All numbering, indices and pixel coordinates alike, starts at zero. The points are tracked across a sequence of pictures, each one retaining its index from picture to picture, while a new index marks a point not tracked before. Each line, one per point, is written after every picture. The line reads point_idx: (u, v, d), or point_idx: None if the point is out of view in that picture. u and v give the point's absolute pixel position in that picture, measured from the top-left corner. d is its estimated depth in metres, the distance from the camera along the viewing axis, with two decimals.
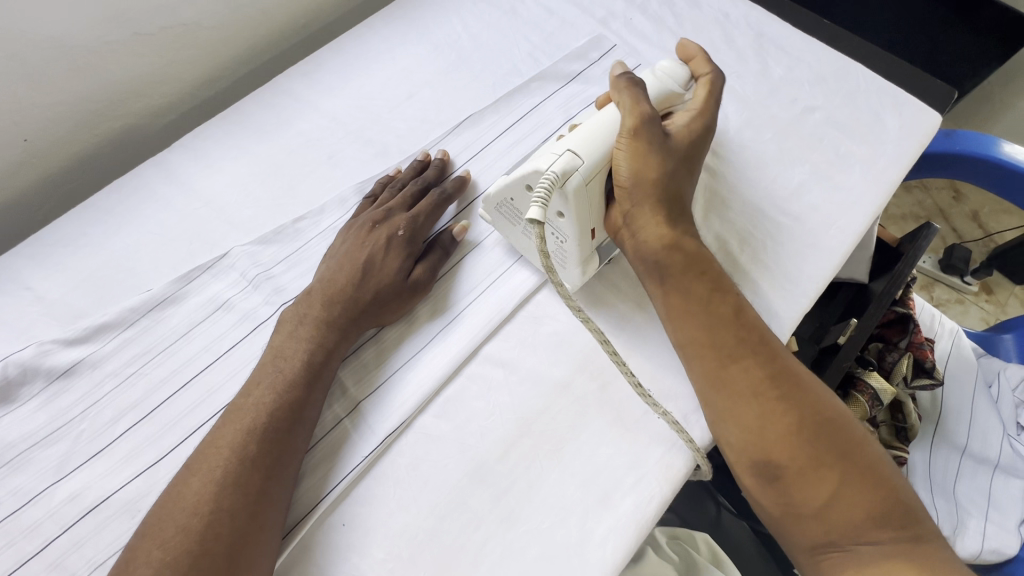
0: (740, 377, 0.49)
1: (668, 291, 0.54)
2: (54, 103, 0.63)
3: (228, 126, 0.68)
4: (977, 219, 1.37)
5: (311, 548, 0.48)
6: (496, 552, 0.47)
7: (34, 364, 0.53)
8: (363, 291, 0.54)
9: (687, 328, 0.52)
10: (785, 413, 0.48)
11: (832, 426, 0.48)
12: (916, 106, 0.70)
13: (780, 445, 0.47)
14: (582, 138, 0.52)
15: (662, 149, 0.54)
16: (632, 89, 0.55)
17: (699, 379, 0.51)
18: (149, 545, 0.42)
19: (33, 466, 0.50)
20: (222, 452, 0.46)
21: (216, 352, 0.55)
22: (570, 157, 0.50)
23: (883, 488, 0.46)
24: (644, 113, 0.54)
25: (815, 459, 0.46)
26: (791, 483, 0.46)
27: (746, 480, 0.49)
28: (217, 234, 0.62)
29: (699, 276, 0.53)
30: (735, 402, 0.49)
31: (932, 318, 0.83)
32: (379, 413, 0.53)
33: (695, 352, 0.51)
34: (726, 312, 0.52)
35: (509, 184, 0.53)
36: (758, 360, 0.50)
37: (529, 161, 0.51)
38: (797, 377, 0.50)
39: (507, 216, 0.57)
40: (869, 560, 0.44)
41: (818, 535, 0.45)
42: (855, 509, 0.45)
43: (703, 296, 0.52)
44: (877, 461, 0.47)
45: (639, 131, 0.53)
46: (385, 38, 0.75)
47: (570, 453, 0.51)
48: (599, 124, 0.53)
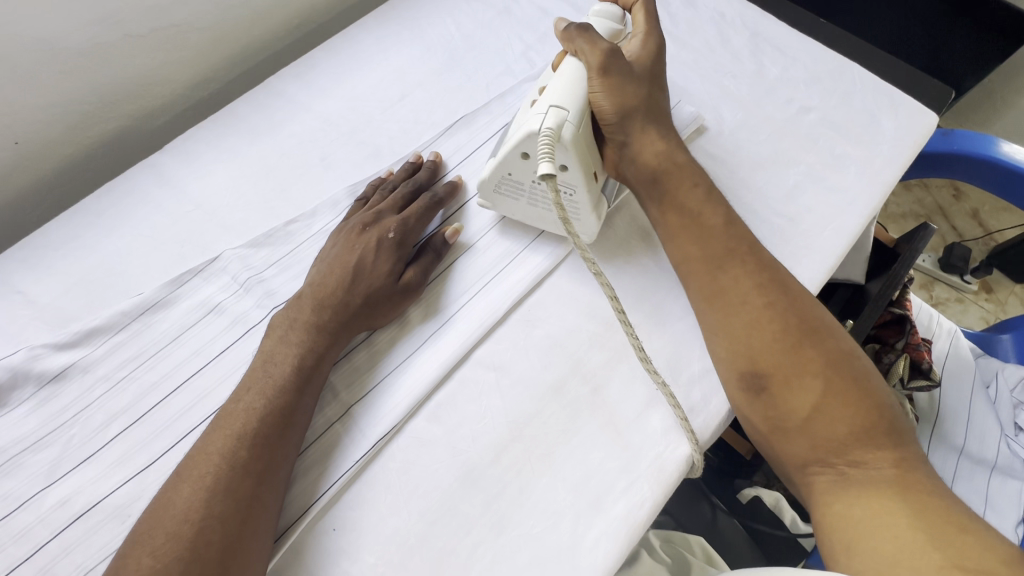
0: (730, 286, 0.51)
1: (664, 212, 0.56)
2: (45, 106, 0.63)
3: (220, 128, 0.68)
4: (976, 217, 1.37)
5: (302, 553, 0.48)
6: (488, 557, 0.47)
7: (24, 368, 0.53)
8: (353, 296, 0.54)
9: (684, 244, 0.54)
10: (771, 320, 0.49)
11: (819, 335, 0.49)
12: (913, 107, 0.70)
13: (768, 352, 0.48)
14: (558, 90, 0.53)
15: (631, 74, 0.57)
16: (582, 34, 0.56)
17: (694, 292, 0.53)
18: (139, 552, 0.42)
19: (24, 471, 0.50)
20: (212, 458, 0.45)
21: (207, 355, 0.55)
22: (556, 112, 0.51)
23: (868, 404, 0.46)
24: (606, 49, 0.55)
25: (801, 367, 0.47)
26: (777, 392, 0.47)
27: (735, 394, 0.49)
28: (209, 237, 0.61)
29: (690, 190, 0.56)
30: (725, 311, 0.51)
31: (930, 318, 0.83)
32: (370, 418, 0.53)
33: (688, 264, 0.54)
34: (717, 225, 0.54)
35: (504, 160, 0.54)
36: (747, 269, 0.51)
37: (518, 130, 0.53)
38: (787, 286, 0.51)
39: (510, 190, 0.58)
40: (856, 480, 0.44)
41: (806, 451, 0.46)
42: (839, 423, 0.45)
43: (697, 211, 0.55)
44: (864, 376, 0.47)
45: (607, 67, 0.55)
46: (379, 39, 0.74)
47: (562, 457, 0.51)
48: (567, 72, 0.55)
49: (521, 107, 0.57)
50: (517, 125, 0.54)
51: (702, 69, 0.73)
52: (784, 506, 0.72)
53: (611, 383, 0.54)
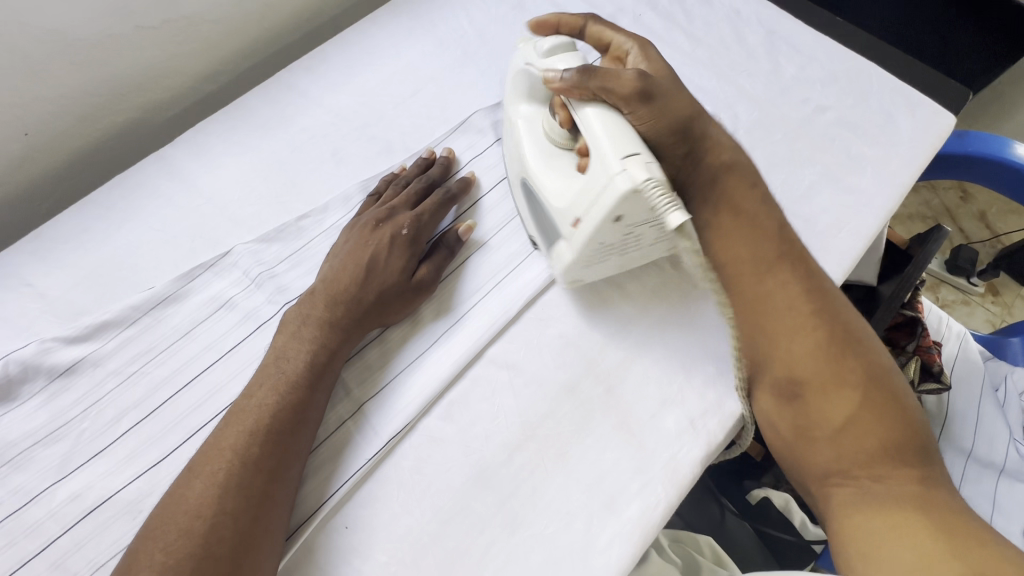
0: (773, 293, 0.51)
1: (720, 212, 0.53)
2: (54, 97, 0.62)
3: (231, 122, 0.67)
4: (984, 219, 1.36)
5: (314, 551, 0.48)
6: (501, 557, 0.47)
7: (35, 362, 0.53)
8: (366, 292, 0.54)
9: (732, 246, 0.52)
10: (813, 330, 0.49)
11: (861, 349, 0.48)
12: (930, 108, 0.69)
13: (807, 361, 0.48)
14: (611, 136, 0.45)
15: (665, 85, 0.51)
16: (595, 73, 0.47)
17: (735, 296, 0.52)
18: (152, 548, 0.41)
19: (35, 465, 0.50)
20: (225, 453, 0.45)
21: (219, 351, 0.55)
22: (640, 162, 0.43)
23: (900, 421, 0.46)
24: (635, 73, 0.48)
25: (838, 378, 0.47)
26: (810, 402, 0.47)
27: (767, 398, 0.50)
28: (220, 231, 0.61)
29: (746, 192, 0.54)
30: (767, 318, 0.50)
31: (939, 321, 0.83)
32: (382, 416, 0.52)
33: (733, 267, 0.52)
34: (771, 229, 0.52)
35: (595, 233, 0.48)
36: (796, 276, 0.51)
37: (600, 201, 0.45)
38: (834, 298, 0.51)
39: (596, 256, 0.52)
40: (878, 496, 0.44)
41: (829, 460, 0.46)
42: (867, 437, 0.45)
43: (753, 213, 0.53)
44: (900, 393, 0.47)
45: (647, 91, 0.48)
46: (391, 33, 0.73)
47: (575, 457, 0.51)
48: (595, 117, 0.47)
49: (562, 172, 0.51)
50: (582, 196, 0.47)
51: (717, 67, 0.73)
52: (794, 508, 0.70)
53: (626, 383, 0.54)
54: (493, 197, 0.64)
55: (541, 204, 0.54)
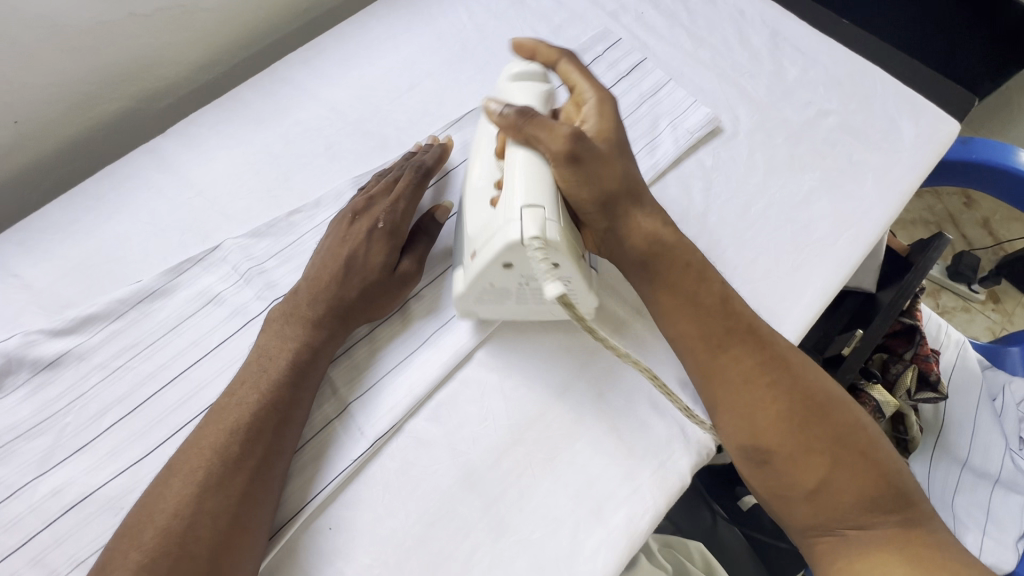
0: (728, 364, 0.48)
1: (658, 292, 0.51)
2: (43, 85, 0.61)
3: (224, 113, 0.66)
4: (987, 226, 1.35)
5: (298, 550, 0.47)
6: (486, 562, 0.47)
7: (19, 354, 0.52)
8: (348, 289, 0.53)
9: (678, 320, 0.50)
10: (774, 400, 0.46)
11: (824, 411, 0.46)
12: (934, 114, 0.68)
13: (770, 431, 0.46)
14: (523, 182, 0.45)
15: (601, 153, 0.48)
16: (532, 119, 0.47)
17: (694, 368, 0.49)
18: (128, 547, 0.41)
19: (16, 459, 0.49)
20: (205, 453, 0.44)
21: (205, 347, 0.54)
22: (532, 212, 0.44)
23: (874, 473, 0.45)
24: (568, 134, 0.46)
25: (805, 446, 0.45)
26: (780, 467, 0.45)
27: (736, 464, 0.48)
28: (210, 225, 0.60)
29: (682, 274, 0.50)
30: (724, 390, 0.47)
31: (939, 328, 0.81)
32: (368, 415, 0.52)
33: (686, 340, 0.49)
34: (715, 303, 0.49)
35: (482, 272, 0.47)
36: (747, 347, 0.48)
37: (492, 241, 0.45)
38: (788, 363, 0.48)
39: (492, 296, 0.50)
40: (860, 545, 0.43)
41: (809, 518, 0.45)
42: (844, 493, 0.44)
43: (692, 282, 0.50)
44: (871, 445, 0.46)
45: (576, 155, 0.46)
46: (389, 27, 0.72)
47: (564, 462, 0.50)
48: (519, 163, 0.46)
49: (478, 208, 0.50)
50: (484, 230, 0.47)
51: (719, 68, 0.72)
52: None
53: (615, 389, 0.53)
54: None
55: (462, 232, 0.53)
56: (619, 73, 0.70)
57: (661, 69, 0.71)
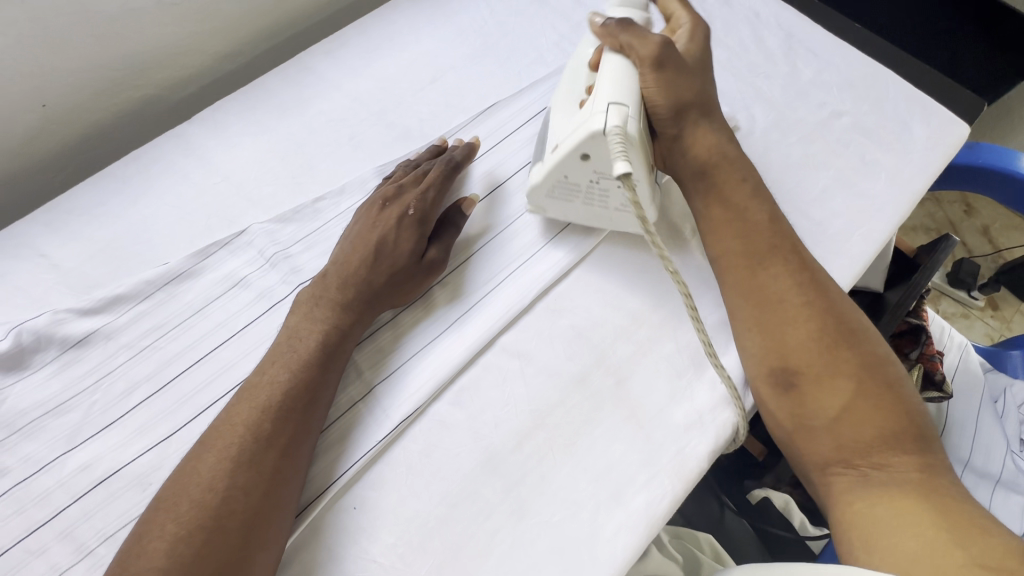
0: (767, 283, 0.51)
1: (709, 206, 0.55)
2: (73, 70, 0.62)
3: (250, 102, 0.67)
4: (987, 234, 1.37)
5: (322, 529, 0.48)
6: (507, 543, 0.47)
7: (48, 332, 0.53)
8: (376, 274, 0.54)
9: (724, 240, 0.53)
10: (808, 320, 0.49)
11: (855, 337, 0.48)
12: (945, 117, 0.69)
13: (801, 352, 0.48)
14: (610, 85, 0.52)
15: (685, 66, 0.55)
16: (629, 28, 0.55)
17: (732, 288, 0.52)
18: (162, 520, 0.41)
19: (45, 435, 0.50)
20: (238, 429, 0.45)
21: (232, 328, 0.55)
22: (617, 107, 0.50)
23: (897, 409, 0.46)
24: (657, 43, 0.54)
25: (834, 369, 0.47)
26: (807, 390, 0.47)
27: (763, 391, 0.49)
28: (236, 210, 0.61)
29: (736, 187, 0.55)
30: (761, 309, 0.50)
31: (942, 330, 0.83)
32: (393, 398, 0.52)
33: (729, 261, 0.53)
34: (761, 221, 0.53)
35: (560, 163, 0.53)
36: (788, 268, 0.51)
37: (574, 132, 0.51)
38: (827, 289, 0.51)
39: (563, 192, 0.57)
40: (879, 483, 0.44)
41: (829, 450, 0.46)
42: (866, 425, 0.45)
43: (741, 205, 0.54)
44: (898, 383, 0.47)
45: (661, 62, 0.54)
46: (411, 21, 0.73)
47: (584, 447, 0.51)
48: (612, 66, 0.54)
49: (565, 104, 0.56)
50: (568, 126, 0.53)
51: (735, 68, 0.73)
52: (793, 509, 0.69)
53: (635, 377, 0.54)
54: (515, 183, 0.64)
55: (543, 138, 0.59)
56: None
57: None
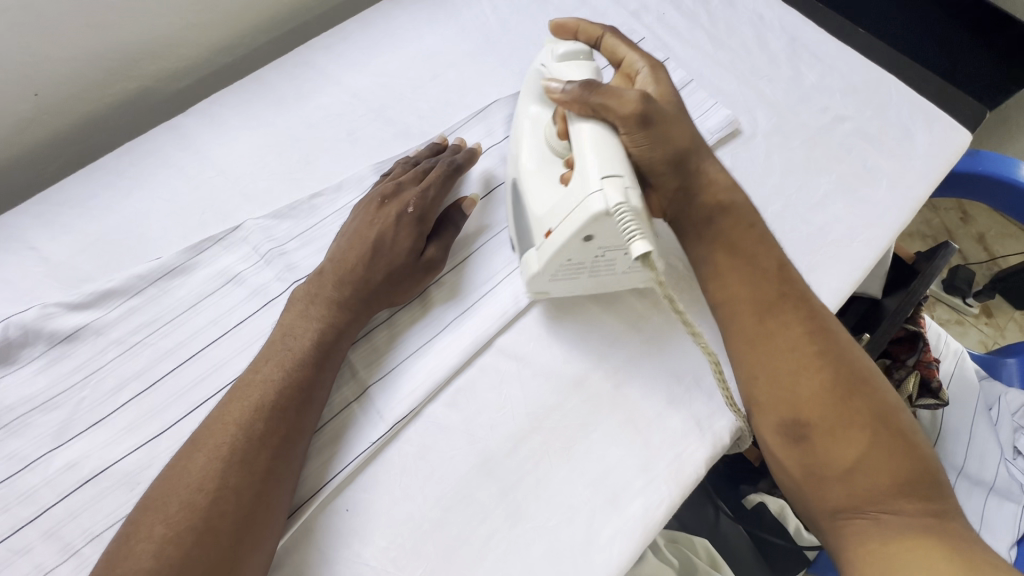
0: (776, 330, 0.48)
1: (714, 251, 0.52)
2: (66, 59, 0.61)
3: (247, 95, 0.66)
4: (982, 241, 1.37)
5: (313, 531, 0.47)
6: (501, 548, 0.47)
7: (36, 326, 0.52)
8: (373, 272, 0.53)
9: (730, 284, 0.51)
10: (820, 369, 0.46)
11: (869, 386, 0.46)
12: (947, 124, 0.69)
13: (813, 401, 0.45)
14: (596, 155, 0.46)
15: (665, 113, 0.52)
16: (597, 89, 0.49)
17: (738, 333, 0.50)
18: (151, 520, 0.41)
19: (31, 432, 0.49)
20: (229, 428, 0.44)
21: (224, 326, 0.54)
22: (613, 182, 0.44)
23: (912, 456, 0.44)
24: (637, 99, 0.49)
25: (847, 419, 0.45)
26: (819, 439, 0.45)
27: (771, 438, 0.47)
28: (230, 205, 0.60)
29: (744, 232, 0.52)
30: (771, 357, 0.48)
31: (939, 337, 0.83)
32: (388, 398, 0.52)
33: (736, 304, 0.50)
34: (770, 268, 0.51)
35: (562, 248, 0.48)
36: (799, 315, 0.48)
37: (572, 216, 0.46)
38: (839, 338, 0.48)
39: (568, 272, 0.51)
40: (893, 530, 0.42)
41: (841, 498, 0.44)
42: (879, 474, 0.43)
43: (750, 249, 0.51)
44: (909, 429, 0.45)
45: (646, 119, 0.49)
46: (413, 16, 0.73)
47: (581, 451, 0.50)
48: (590, 132, 0.48)
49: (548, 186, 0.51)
50: (559, 206, 0.48)
51: (738, 71, 0.73)
52: (788, 514, 0.70)
53: (633, 381, 0.54)
54: None
55: (523, 215, 0.54)
56: None
57: (682, 69, 0.72)
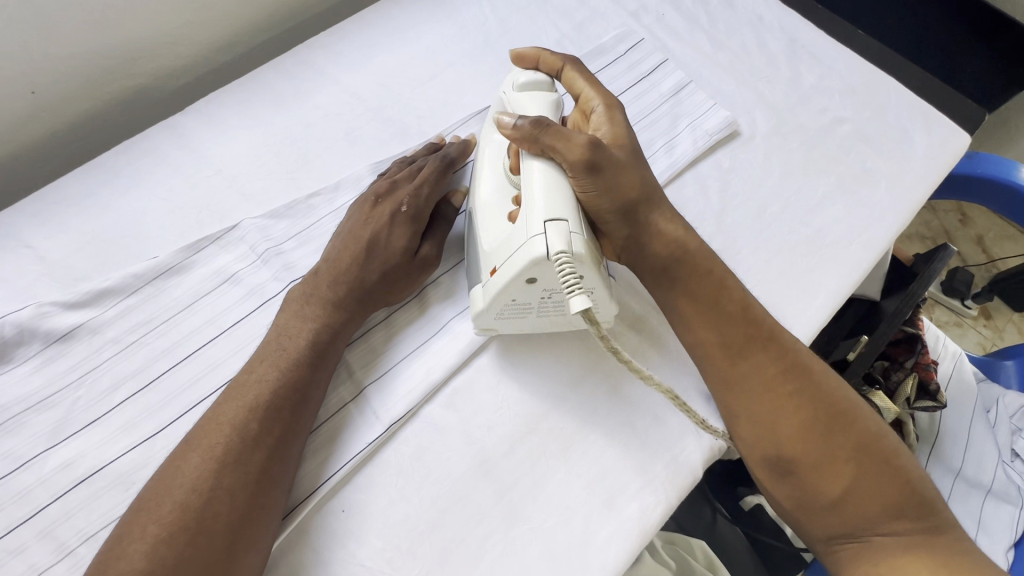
0: (750, 373, 0.49)
1: (679, 300, 0.52)
2: (63, 57, 0.61)
3: (245, 93, 0.66)
4: (981, 243, 1.37)
5: (309, 532, 0.47)
6: (497, 549, 0.47)
7: (31, 325, 0.52)
8: (369, 272, 0.53)
9: (701, 329, 0.51)
10: (798, 409, 0.47)
11: (847, 417, 0.48)
12: (946, 126, 0.69)
13: (794, 441, 0.47)
14: (542, 198, 0.45)
15: (617, 160, 0.49)
16: (548, 129, 0.47)
17: (715, 378, 0.50)
18: (145, 520, 0.40)
19: (26, 431, 0.49)
20: (224, 428, 0.44)
21: (221, 326, 0.54)
22: (556, 228, 0.43)
23: (896, 479, 0.46)
24: (586, 143, 0.46)
25: (829, 454, 0.46)
26: (805, 476, 0.46)
27: (759, 475, 0.49)
28: (228, 205, 0.60)
29: (703, 281, 0.51)
30: (749, 401, 0.49)
31: (937, 339, 0.82)
32: (384, 399, 0.52)
33: (710, 348, 0.50)
34: (736, 311, 0.50)
35: (505, 288, 0.47)
36: (770, 357, 0.49)
37: (514, 257, 0.45)
38: (812, 373, 0.49)
39: (514, 313, 0.50)
40: (885, 553, 0.44)
41: (834, 526, 0.46)
42: (867, 501, 0.45)
43: (713, 294, 0.51)
44: (892, 452, 0.47)
45: (595, 164, 0.47)
46: (412, 16, 0.72)
47: (578, 452, 0.50)
48: (538, 174, 0.46)
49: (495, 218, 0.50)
50: (503, 245, 0.47)
51: (737, 71, 0.72)
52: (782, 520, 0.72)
53: (630, 382, 0.53)
54: None
55: (473, 248, 0.53)
56: (640, 73, 0.71)
57: (681, 70, 0.72)
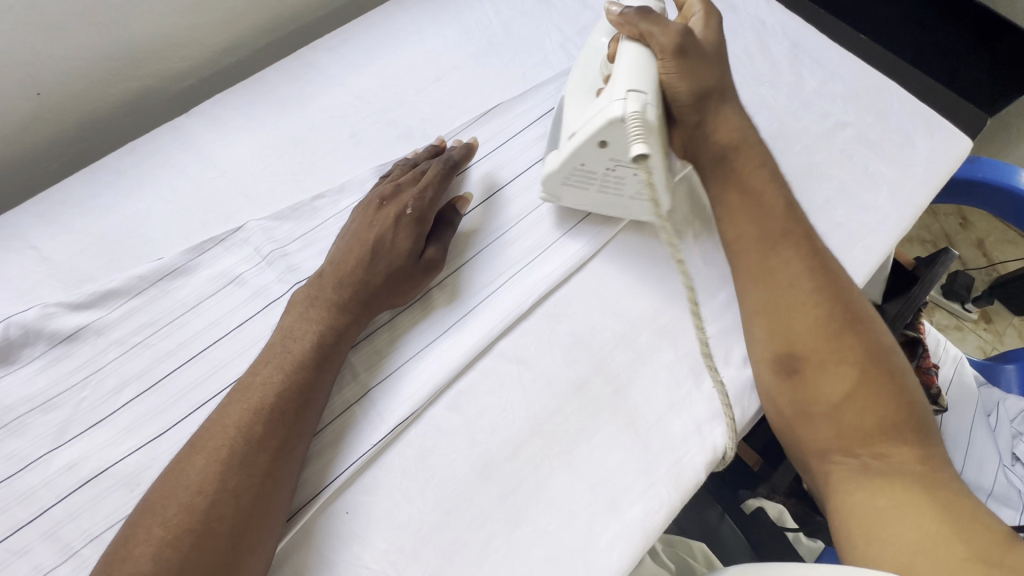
0: (779, 268, 0.53)
1: (727, 190, 0.57)
2: (70, 59, 0.61)
3: (249, 96, 0.66)
4: (981, 246, 1.37)
5: (313, 535, 0.47)
6: (501, 551, 0.47)
7: (36, 326, 0.52)
8: (373, 274, 0.53)
9: (739, 225, 0.56)
10: (814, 308, 0.51)
11: (863, 326, 0.50)
12: (948, 131, 0.69)
13: (807, 336, 0.50)
14: (626, 73, 0.51)
15: (703, 53, 0.56)
16: (647, 17, 0.54)
17: (745, 272, 0.54)
18: (149, 523, 0.41)
19: (31, 432, 0.49)
20: (228, 430, 0.44)
21: (226, 327, 0.54)
22: (635, 96, 0.49)
23: (898, 399, 0.48)
24: (678, 31, 0.54)
25: (837, 356, 0.49)
26: (809, 374, 0.49)
27: (766, 373, 0.51)
28: (233, 207, 0.60)
29: (755, 171, 0.57)
30: (772, 294, 0.52)
31: (938, 342, 0.83)
32: (389, 401, 0.52)
33: (742, 245, 0.55)
34: (778, 208, 0.55)
35: (575, 152, 0.52)
36: (801, 256, 0.53)
37: (591, 121, 0.51)
38: (838, 278, 0.52)
39: (579, 180, 0.56)
40: (878, 475, 0.45)
41: (831, 438, 0.48)
42: (867, 413, 0.47)
43: (757, 192, 0.56)
44: (899, 371, 0.49)
45: (682, 49, 0.54)
46: (415, 19, 0.73)
47: (581, 455, 0.50)
48: (630, 55, 0.53)
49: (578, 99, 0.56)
50: (582, 116, 0.53)
51: (740, 75, 0.73)
52: (786, 518, 0.71)
53: (634, 384, 0.54)
54: (515, 187, 0.63)
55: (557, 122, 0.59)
56: None
57: None
